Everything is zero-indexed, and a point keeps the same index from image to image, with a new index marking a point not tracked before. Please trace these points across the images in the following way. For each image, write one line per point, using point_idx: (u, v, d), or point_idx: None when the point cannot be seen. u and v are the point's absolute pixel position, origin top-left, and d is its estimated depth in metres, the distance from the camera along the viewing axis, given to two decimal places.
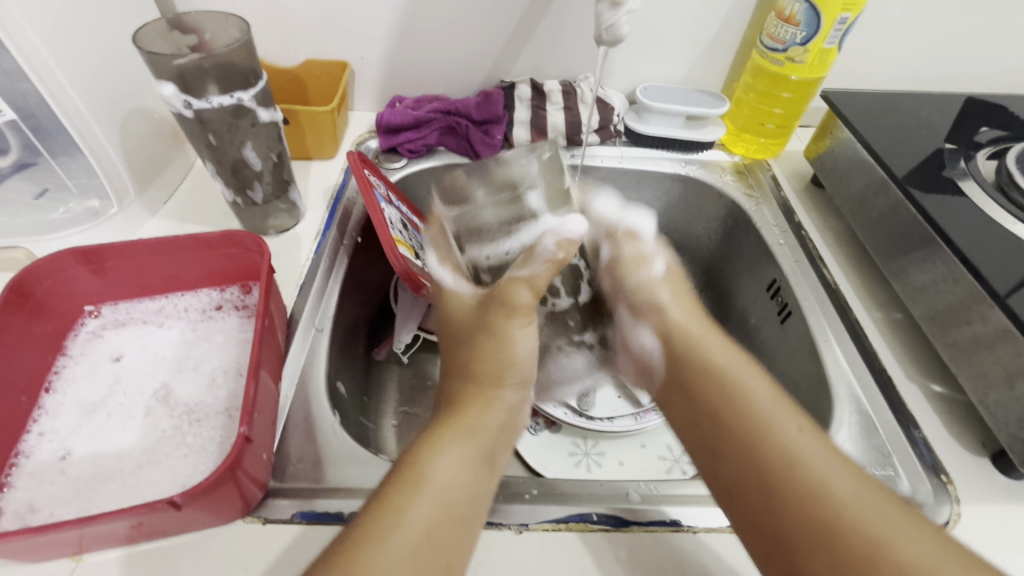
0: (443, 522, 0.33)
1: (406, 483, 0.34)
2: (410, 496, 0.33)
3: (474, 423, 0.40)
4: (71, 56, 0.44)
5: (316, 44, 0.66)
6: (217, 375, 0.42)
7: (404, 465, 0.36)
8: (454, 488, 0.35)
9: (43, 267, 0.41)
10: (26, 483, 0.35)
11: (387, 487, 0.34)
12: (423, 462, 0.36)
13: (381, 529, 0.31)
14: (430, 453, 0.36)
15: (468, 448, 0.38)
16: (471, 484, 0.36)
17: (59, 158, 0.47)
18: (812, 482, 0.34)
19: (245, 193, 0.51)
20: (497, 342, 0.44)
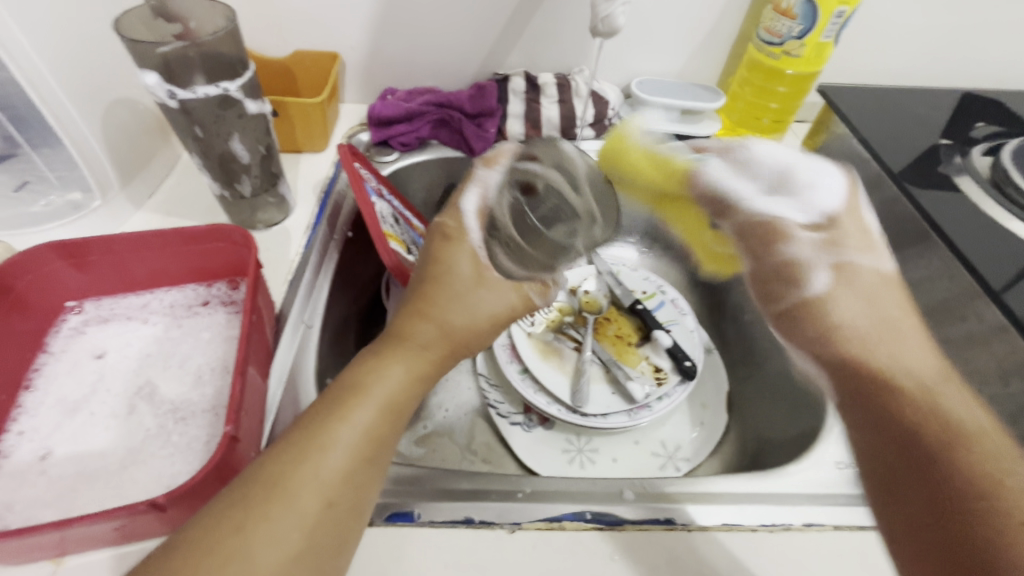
0: (376, 436, 0.30)
1: (339, 396, 0.31)
2: (340, 407, 0.30)
3: (410, 331, 0.35)
4: (50, 44, 0.42)
5: (305, 34, 0.65)
6: (204, 372, 0.41)
7: (345, 374, 0.32)
8: (392, 396, 0.32)
9: (23, 262, 0.40)
10: (6, 484, 0.34)
11: (319, 398, 0.31)
12: (355, 372, 0.32)
13: (298, 450, 0.28)
14: (370, 367, 0.32)
15: (408, 351, 0.34)
16: (409, 389, 0.32)
17: (40, 151, 0.45)
18: (944, 427, 0.29)
19: (233, 187, 0.50)
20: (453, 262, 0.38)
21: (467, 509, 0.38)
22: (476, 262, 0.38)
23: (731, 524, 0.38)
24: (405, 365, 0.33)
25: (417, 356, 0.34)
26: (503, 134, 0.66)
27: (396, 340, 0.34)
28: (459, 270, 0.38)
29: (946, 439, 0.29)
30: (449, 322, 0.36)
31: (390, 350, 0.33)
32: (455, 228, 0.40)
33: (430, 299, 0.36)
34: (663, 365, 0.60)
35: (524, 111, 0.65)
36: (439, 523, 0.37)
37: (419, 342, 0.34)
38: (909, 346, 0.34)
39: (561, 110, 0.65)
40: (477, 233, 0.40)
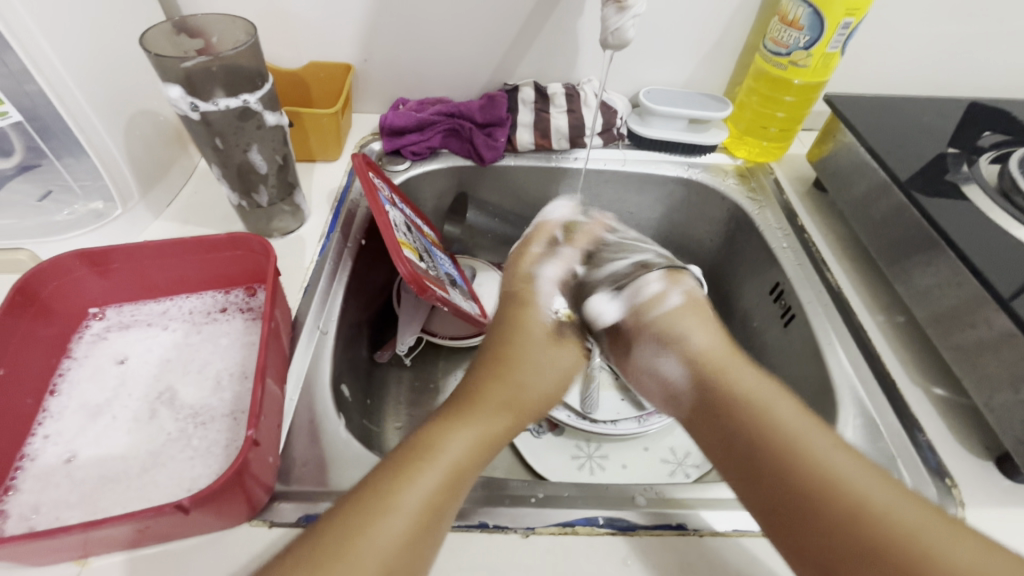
0: (444, 497, 0.34)
1: (416, 456, 0.35)
2: (418, 467, 0.34)
3: (486, 397, 0.41)
4: (78, 59, 0.44)
5: (319, 47, 0.66)
6: (223, 377, 0.42)
7: (424, 432, 0.37)
8: (461, 462, 0.36)
9: (49, 269, 0.41)
10: (32, 486, 0.35)
11: (401, 453, 0.35)
12: (439, 435, 0.36)
13: (383, 499, 0.32)
14: (440, 431, 0.37)
15: (480, 424, 0.38)
16: (475, 459, 0.37)
17: (63, 160, 0.47)
18: (850, 496, 0.34)
19: (250, 196, 0.51)
20: (527, 348, 0.45)
21: (480, 514, 0.38)
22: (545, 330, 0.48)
23: (743, 530, 0.38)
24: (479, 441, 0.38)
25: (489, 421, 0.39)
26: (512, 143, 0.67)
27: (469, 402, 0.40)
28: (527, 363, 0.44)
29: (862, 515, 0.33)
30: (513, 370, 0.44)
31: (461, 417, 0.38)
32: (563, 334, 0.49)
33: (500, 371, 0.43)
34: None
35: (534, 120, 0.66)
36: (454, 527, 0.37)
37: (491, 408, 0.40)
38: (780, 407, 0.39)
39: (570, 119, 0.66)
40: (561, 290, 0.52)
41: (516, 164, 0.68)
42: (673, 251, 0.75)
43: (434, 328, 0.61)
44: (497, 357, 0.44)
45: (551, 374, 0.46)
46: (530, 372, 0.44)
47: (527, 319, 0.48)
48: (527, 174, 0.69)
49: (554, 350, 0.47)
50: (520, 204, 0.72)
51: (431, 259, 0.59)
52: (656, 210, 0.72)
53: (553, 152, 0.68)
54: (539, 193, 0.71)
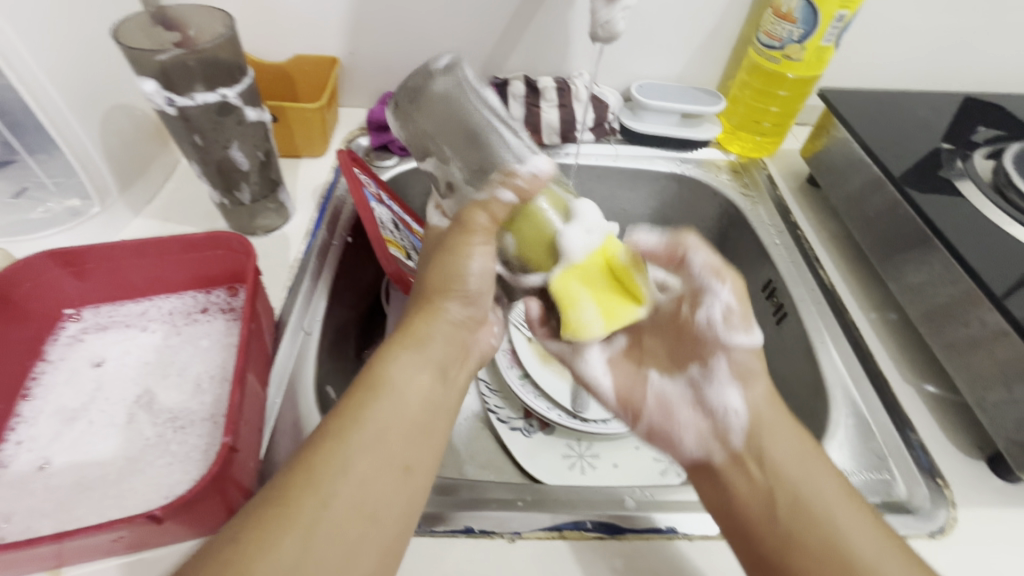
0: (403, 432, 0.34)
1: (363, 393, 0.34)
2: (369, 404, 0.34)
3: (427, 333, 0.38)
4: (50, 52, 0.42)
5: (303, 39, 0.64)
6: (203, 380, 0.41)
7: (368, 370, 0.36)
8: (412, 403, 0.35)
9: (21, 270, 0.39)
10: (4, 494, 0.34)
11: (350, 393, 0.35)
12: (385, 367, 0.36)
13: (332, 446, 0.32)
14: (388, 360, 0.36)
15: (422, 355, 0.37)
16: (429, 392, 0.37)
17: (36, 156, 0.46)
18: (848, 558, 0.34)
19: (232, 194, 0.50)
20: (458, 264, 0.37)
21: (466, 518, 0.38)
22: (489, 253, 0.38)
23: None
24: (431, 376, 0.37)
25: (430, 349, 0.38)
26: None
27: (407, 334, 0.38)
28: (457, 279, 0.38)
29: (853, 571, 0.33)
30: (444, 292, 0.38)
31: (399, 350, 0.37)
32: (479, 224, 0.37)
33: (433, 305, 0.39)
34: None
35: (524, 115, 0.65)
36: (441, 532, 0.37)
37: (429, 339, 0.38)
38: (820, 474, 0.38)
39: (561, 114, 0.65)
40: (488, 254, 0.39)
41: None
42: None
43: None
44: (426, 280, 0.40)
45: (485, 280, 0.38)
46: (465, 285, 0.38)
47: (469, 246, 0.37)
48: None
49: (485, 260, 0.37)
50: None
51: (419, 257, 0.58)
52: (648, 207, 0.71)
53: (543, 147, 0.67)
54: None
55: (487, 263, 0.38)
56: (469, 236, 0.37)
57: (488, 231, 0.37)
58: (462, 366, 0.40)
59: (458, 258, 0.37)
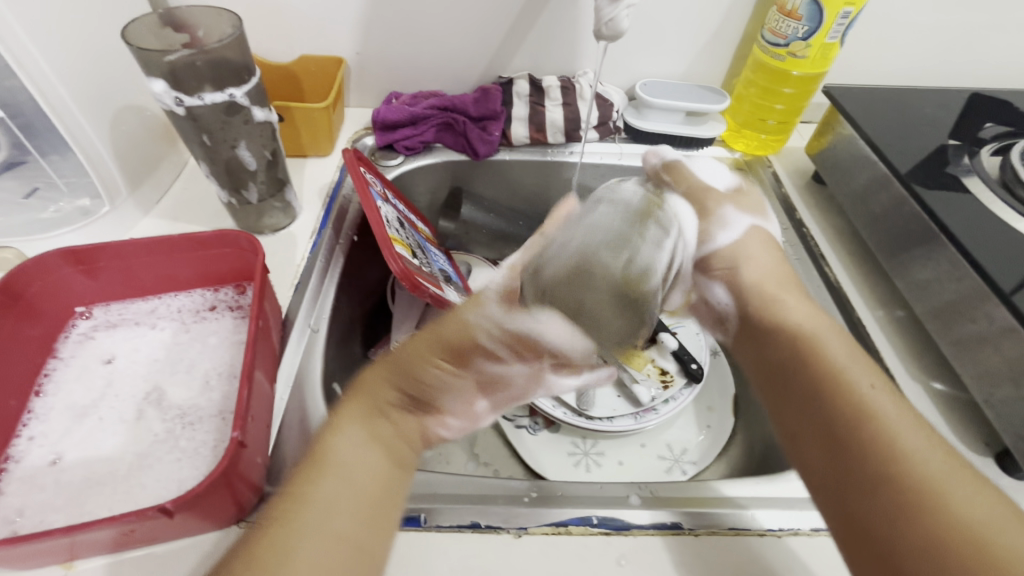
0: (355, 505, 0.31)
1: (310, 466, 0.32)
2: (314, 483, 0.31)
3: (373, 392, 0.35)
4: (61, 54, 0.43)
5: (310, 40, 0.65)
6: (212, 377, 0.41)
7: (316, 441, 0.33)
8: (359, 467, 0.32)
9: (33, 268, 0.40)
10: (16, 489, 0.35)
11: (295, 470, 0.32)
12: (330, 441, 0.33)
13: (294, 513, 0.29)
14: (333, 431, 0.33)
15: (370, 423, 0.34)
16: (377, 463, 0.33)
17: (48, 158, 0.46)
18: (886, 439, 0.32)
19: (240, 193, 0.51)
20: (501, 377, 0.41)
21: (472, 514, 0.38)
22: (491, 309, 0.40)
23: (739, 529, 0.38)
24: (379, 440, 0.34)
25: (382, 407, 0.35)
26: (507, 137, 0.66)
27: (355, 397, 0.35)
28: (435, 336, 0.36)
29: (884, 453, 0.31)
30: (396, 371, 0.35)
31: (350, 417, 0.34)
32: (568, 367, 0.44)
33: (397, 358, 0.36)
34: (669, 368, 0.60)
35: (529, 114, 0.65)
36: (446, 528, 0.37)
37: (372, 402, 0.35)
38: (834, 344, 0.38)
39: (566, 112, 0.65)
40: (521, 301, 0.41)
41: (511, 158, 0.67)
42: None
43: (428, 326, 0.60)
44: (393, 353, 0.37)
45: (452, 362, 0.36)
46: (446, 356, 0.36)
47: (464, 315, 0.37)
48: (522, 169, 0.68)
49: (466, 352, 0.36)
50: (515, 199, 0.72)
51: (425, 255, 0.58)
52: None
53: (548, 146, 0.68)
54: (535, 188, 0.71)
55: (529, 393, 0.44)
56: (448, 323, 0.36)
57: (502, 314, 0.38)
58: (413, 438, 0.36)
59: (439, 332, 0.36)
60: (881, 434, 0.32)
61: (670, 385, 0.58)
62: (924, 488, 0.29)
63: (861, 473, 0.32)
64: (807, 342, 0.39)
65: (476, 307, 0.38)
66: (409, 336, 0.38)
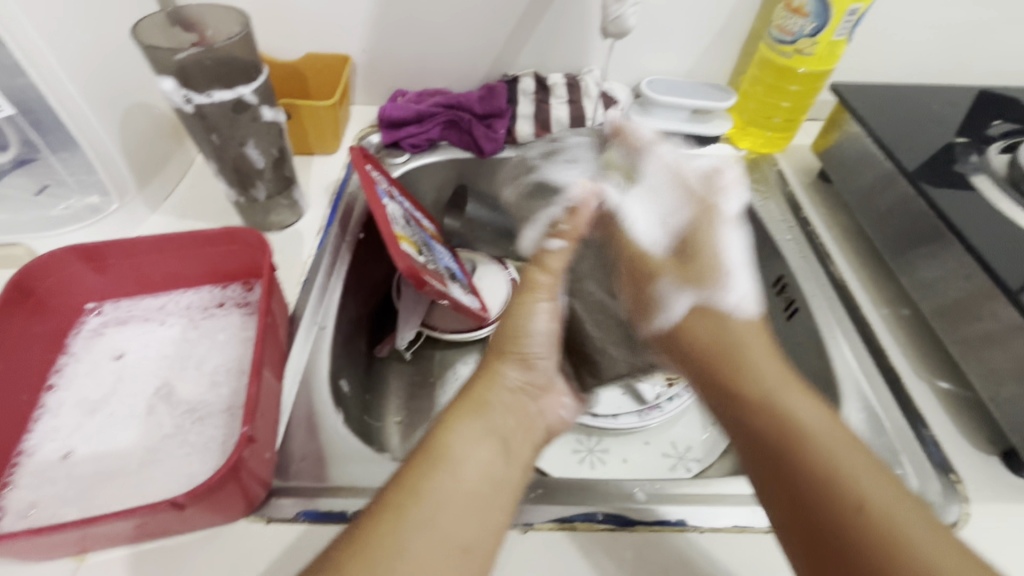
0: (466, 498, 0.33)
1: (427, 460, 0.34)
2: (433, 477, 0.33)
3: (489, 400, 0.39)
4: (72, 53, 0.43)
5: (315, 37, 0.65)
6: (220, 373, 0.42)
7: (428, 439, 0.36)
8: (475, 465, 0.35)
9: (45, 265, 0.40)
10: (29, 483, 0.35)
11: (408, 463, 0.34)
12: (446, 439, 0.36)
13: (399, 511, 0.31)
14: (446, 429, 0.36)
15: (486, 424, 0.38)
16: (488, 462, 0.36)
17: (58, 154, 0.46)
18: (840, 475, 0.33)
19: (247, 192, 0.51)
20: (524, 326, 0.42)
21: None
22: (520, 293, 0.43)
23: (743, 526, 0.38)
24: (484, 434, 0.37)
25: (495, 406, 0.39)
26: (512, 135, 0.66)
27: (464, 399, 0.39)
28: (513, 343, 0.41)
29: (825, 472, 0.33)
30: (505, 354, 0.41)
31: (460, 409, 0.38)
32: (545, 282, 0.43)
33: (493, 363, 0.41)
34: None
35: (535, 112, 0.65)
36: None
37: (486, 406, 0.39)
38: (766, 363, 0.40)
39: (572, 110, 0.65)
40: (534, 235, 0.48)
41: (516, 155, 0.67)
42: None
43: (434, 323, 0.62)
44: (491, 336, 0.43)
45: (549, 340, 0.42)
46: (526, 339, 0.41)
47: (532, 303, 0.42)
48: None
49: (547, 317, 0.42)
50: None
51: (430, 252, 0.58)
52: None
53: None
54: None
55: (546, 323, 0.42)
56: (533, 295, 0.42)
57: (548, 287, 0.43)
58: (526, 444, 0.40)
59: (522, 323, 0.42)
60: (819, 456, 0.34)
61: (675, 382, 0.59)
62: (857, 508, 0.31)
63: (808, 495, 0.33)
64: (754, 372, 0.39)
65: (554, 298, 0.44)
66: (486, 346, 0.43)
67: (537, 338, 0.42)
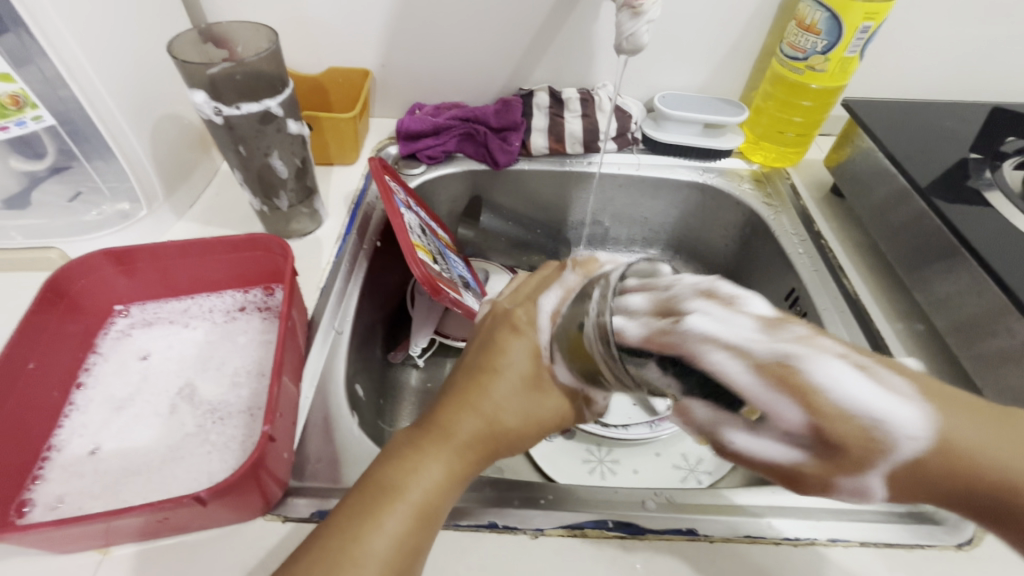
0: (407, 543, 0.29)
1: (380, 496, 0.30)
2: (380, 510, 0.30)
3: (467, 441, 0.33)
4: (110, 66, 0.45)
5: (338, 52, 0.67)
6: (240, 375, 0.43)
7: (386, 468, 0.32)
8: (433, 500, 0.31)
9: (78, 267, 0.42)
10: (58, 477, 0.36)
11: (356, 495, 0.30)
12: (405, 473, 0.31)
13: (339, 555, 0.28)
14: (412, 462, 0.31)
15: (452, 466, 0.32)
16: (443, 498, 0.31)
17: (93, 162, 0.49)
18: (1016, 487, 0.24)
19: (270, 201, 0.53)
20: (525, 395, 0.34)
21: (490, 514, 0.38)
22: (533, 363, 0.35)
23: (754, 536, 0.38)
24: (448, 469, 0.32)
25: (458, 457, 0.32)
26: (526, 147, 0.68)
27: (435, 434, 0.32)
28: (503, 419, 0.33)
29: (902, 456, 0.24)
30: (494, 423, 0.33)
31: (427, 446, 0.32)
32: (531, 328, 0.36)
33: (482, 403, 0.33)
34: None
35: (548, 125, 0.67)
36: (464, 526, 0.38)
37: (465, 444, 0.32)
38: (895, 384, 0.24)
39: (584, 124, 0.67)
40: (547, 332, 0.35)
41: (530, 168, 0.69)
42: (688, 255, 0.75)
43: (446, 331, 0.62)
44: (478, 373, 0.34)
45: (551, 419, 0.35)
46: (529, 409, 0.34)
47: (540, 388, 0.35)
48: (541, 178, 0.70)
49: (551, 396, 0.35)
50: (533, 208, 0.73)
51: (445, 261, 0.59)
52: (670, 215, 0.73)
53: (567, 156, 0.69)
54: (553, 197, 0.72)
55: (549, 401, 0.35)
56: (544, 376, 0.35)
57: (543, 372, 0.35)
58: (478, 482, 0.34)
59: (521, 403, 0.34)
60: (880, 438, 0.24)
61: None
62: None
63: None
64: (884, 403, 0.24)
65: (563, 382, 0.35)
66: (476, 372, 0.35)
67: (536, 431, 0.35)
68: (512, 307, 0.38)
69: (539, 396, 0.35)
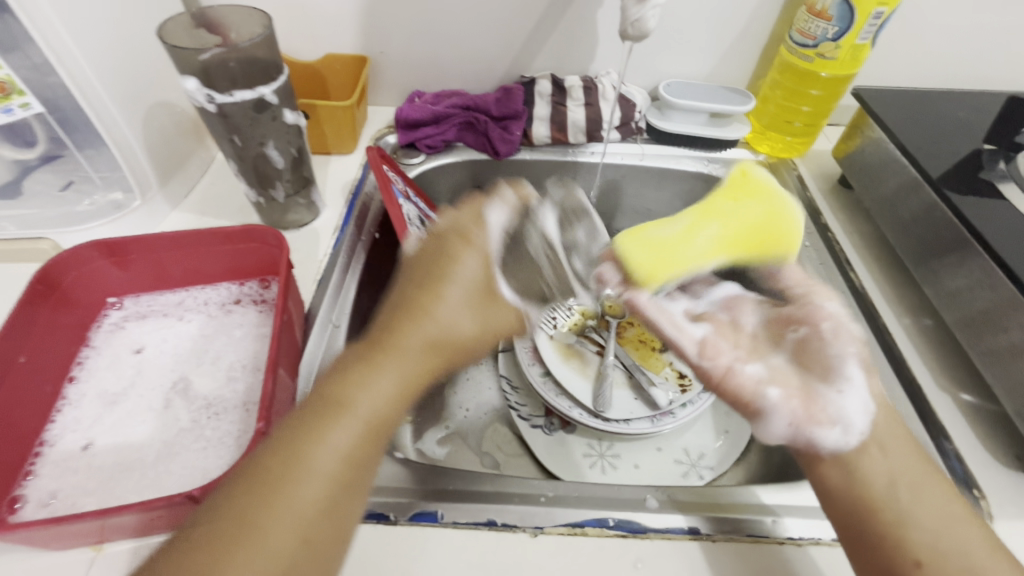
0: (362, 447, 0.32)
1: (329, 408, 0.32)
2: (334, 422, 0.31)
3: (412, 343, 0.35)
4: (98, 49, 0.44)
5: (335, 38, 0.66)
6: (235, 369, 0.42)
7: (330, 383, 0.33)
8: (385, 403, 0.33)
9: (70, 259, 0.41)
10: (50, 472, 0.36)
11: (305, 411, 0.32)
12: (352, 387, 0.33)
13: (282, 474, 0.29)
14: (363, 375, 0.33)
15: (403, 373, 0.34)
16: (396, 404, 0.34)
17: (84, 152, 0.48)
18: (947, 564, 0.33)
19: (267, 192, 0.52)
20: (478, 309, 0.38)
21: (489, 512, 0.38)
22: (484, 272, 0.39)
23: (758, 536, 0.37)
24: (397, 373, 0.34)
25: (410, 369, 0.35)
26: (528, 137, 0.66)
27: (385, 346, 0.35)
28: (455, 329, 0.37)
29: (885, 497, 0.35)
30: (447, 332, 0.36)
31: (378, 356, 0.34)
32: (476, 237, 0.41)
33: (432, 309, 0.36)
34: (687, 372, 0.60)
35: (550, 113, 0.65)
36: (462, 524, 0.37)
37: (417, 348, 0.35)
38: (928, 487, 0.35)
39: (587, 112, 0.65)
40: (495, 250, 0.41)
41: (531, 157, 0.68)
42: None
43: None
44: (412, 294, 0.37)
45: (494, 334, 0.39)
46: (479, 325, 0.38)
47: (491, 305, 0.39)
48: (542, 168, 0.69)
49: (503, 309, 0.40)
50: None
51: None
52: (674, 206, 0.71)
53: (569, 146, 0.68)
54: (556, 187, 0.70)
55: (500, 313, 0.39)
56: (495, 286, 0.40)
57: (491, 285, 0.39)
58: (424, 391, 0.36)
59: (472, 313, 0.38)
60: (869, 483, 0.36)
61: (688, 389, 0.58)
62: (868, 504, 0.35)
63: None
64: (912, 481, 0.36)
65: (507, 307, 0.40)
66: (415, 300, 0.37)
67: (489, 340, 0.39)
68: (461, 224, 0.42)
69: (492, 305, 0.39)
